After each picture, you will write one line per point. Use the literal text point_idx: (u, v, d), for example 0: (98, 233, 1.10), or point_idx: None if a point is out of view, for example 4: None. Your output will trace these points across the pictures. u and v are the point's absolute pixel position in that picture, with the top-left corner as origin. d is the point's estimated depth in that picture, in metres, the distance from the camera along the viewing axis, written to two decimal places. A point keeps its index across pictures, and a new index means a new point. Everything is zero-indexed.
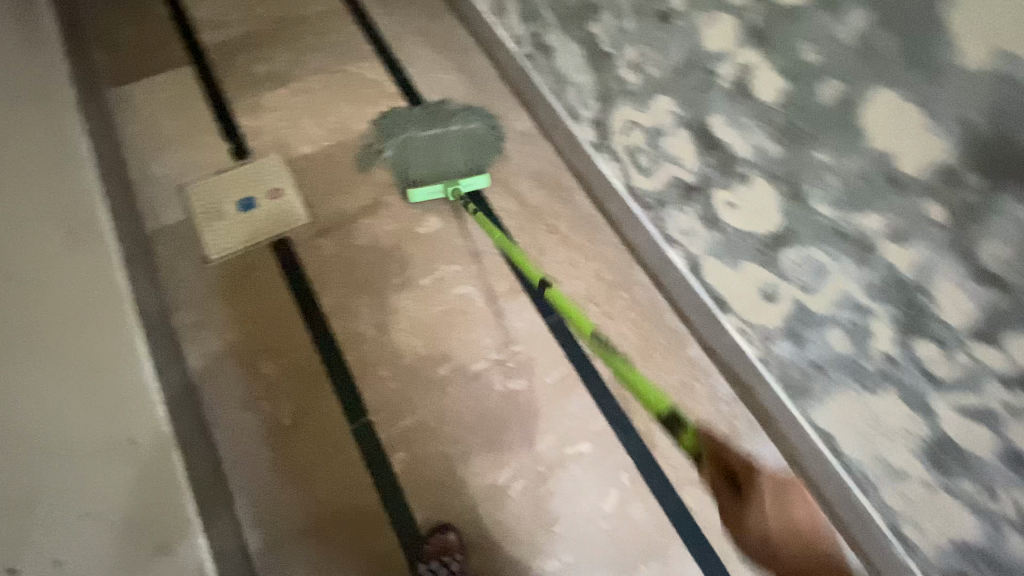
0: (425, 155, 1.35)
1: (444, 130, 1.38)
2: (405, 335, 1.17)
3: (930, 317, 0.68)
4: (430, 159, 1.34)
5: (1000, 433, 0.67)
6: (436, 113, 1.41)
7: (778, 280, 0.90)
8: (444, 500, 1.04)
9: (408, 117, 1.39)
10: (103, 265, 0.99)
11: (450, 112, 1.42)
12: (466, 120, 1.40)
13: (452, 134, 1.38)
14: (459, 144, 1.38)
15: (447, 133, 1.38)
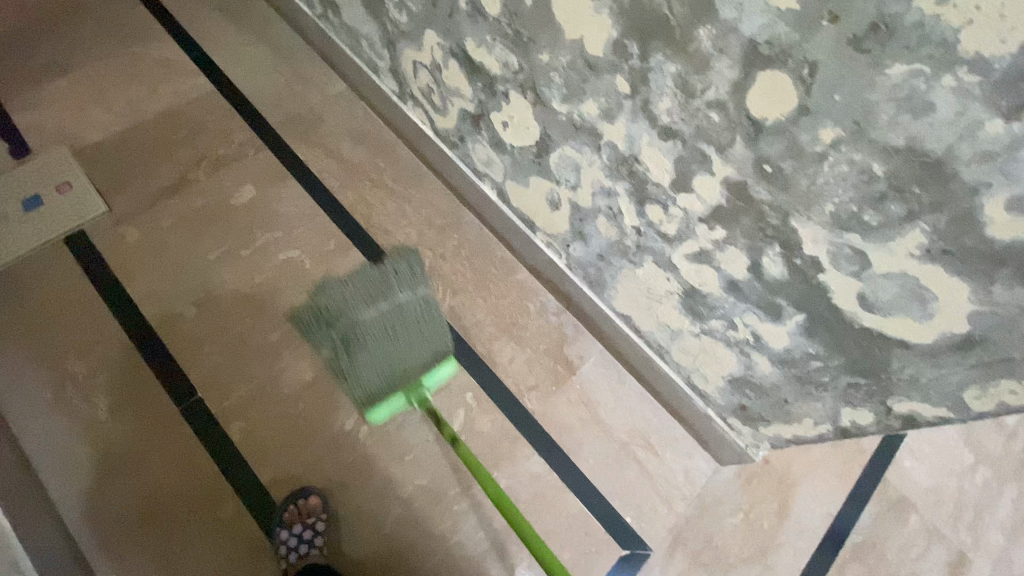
0: (382, 373, 1.06)
1: (391, 302, 1.13)
2: (230, 308, 1.14)
3: (649, 182, 0.79)
4: (380, 352, 1.07)
5: (717, 266, 0.79)
6: (378, 279, 1.16)
7: (554, 185, 0.99)
8: (290, 458, 1.03)
9: (339, 291, 1.14)
10: None
11: (396, 275, 1.16)
12: (412, 286, 1.16)
13: (403, 308, 1.13)
14: (417, 323, 1.11)
15: (396, 307, 1.12)
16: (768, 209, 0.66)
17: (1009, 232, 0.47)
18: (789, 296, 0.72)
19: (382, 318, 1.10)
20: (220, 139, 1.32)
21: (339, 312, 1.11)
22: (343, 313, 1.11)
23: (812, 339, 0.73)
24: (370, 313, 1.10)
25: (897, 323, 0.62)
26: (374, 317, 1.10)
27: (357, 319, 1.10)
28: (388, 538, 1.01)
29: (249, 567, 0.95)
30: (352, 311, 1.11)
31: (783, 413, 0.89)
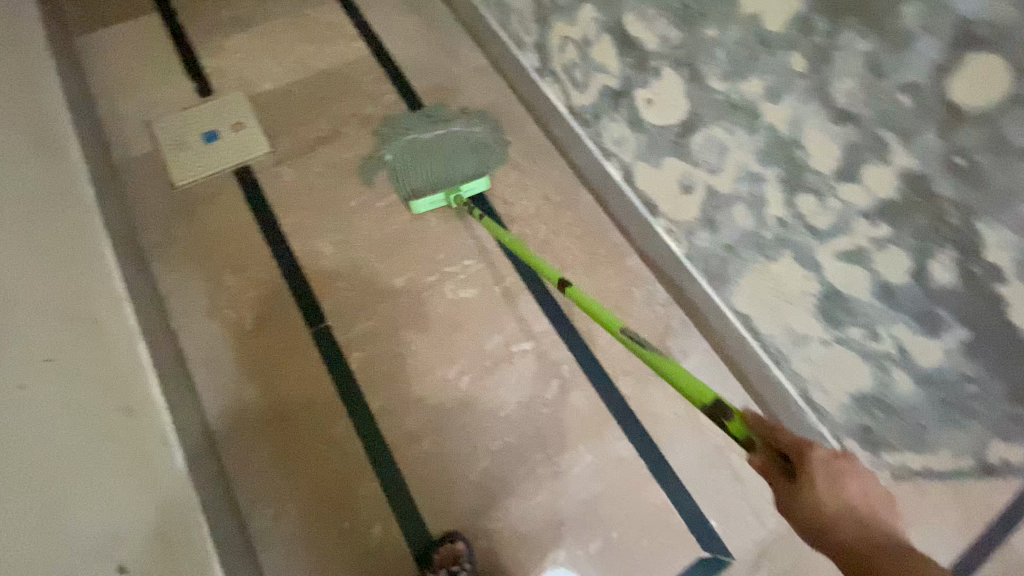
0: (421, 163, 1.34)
1: (446, 132, 1.37)
2: (360, 250, 1.24)
3: (807, 169, 0.76)
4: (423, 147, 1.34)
5: (871, 268, 0.74)
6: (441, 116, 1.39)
7: (692, 168, 0.98)
8: (396, 394, 1.11)
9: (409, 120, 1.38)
10: (84, 215, 1.08)
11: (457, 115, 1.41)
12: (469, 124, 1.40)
13: (452, 137, 1.37)
14: (460, 147, 1.36)
15: (448, 136, 1.37)
16: (949, 207, 0.61)
17: None
18: (952, 308, 0.67)
19: (434, 139, 1.36)
20: (370, 98, 1.43)
21: (405, 132, 1.36)
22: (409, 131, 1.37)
23: (972, 360, 0.68)
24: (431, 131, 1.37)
25: None
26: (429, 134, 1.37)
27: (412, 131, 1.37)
28: (475, 486, 1.05)
29: (349, 484, 1.03)
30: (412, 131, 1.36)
31: (916, 440, 0.82)
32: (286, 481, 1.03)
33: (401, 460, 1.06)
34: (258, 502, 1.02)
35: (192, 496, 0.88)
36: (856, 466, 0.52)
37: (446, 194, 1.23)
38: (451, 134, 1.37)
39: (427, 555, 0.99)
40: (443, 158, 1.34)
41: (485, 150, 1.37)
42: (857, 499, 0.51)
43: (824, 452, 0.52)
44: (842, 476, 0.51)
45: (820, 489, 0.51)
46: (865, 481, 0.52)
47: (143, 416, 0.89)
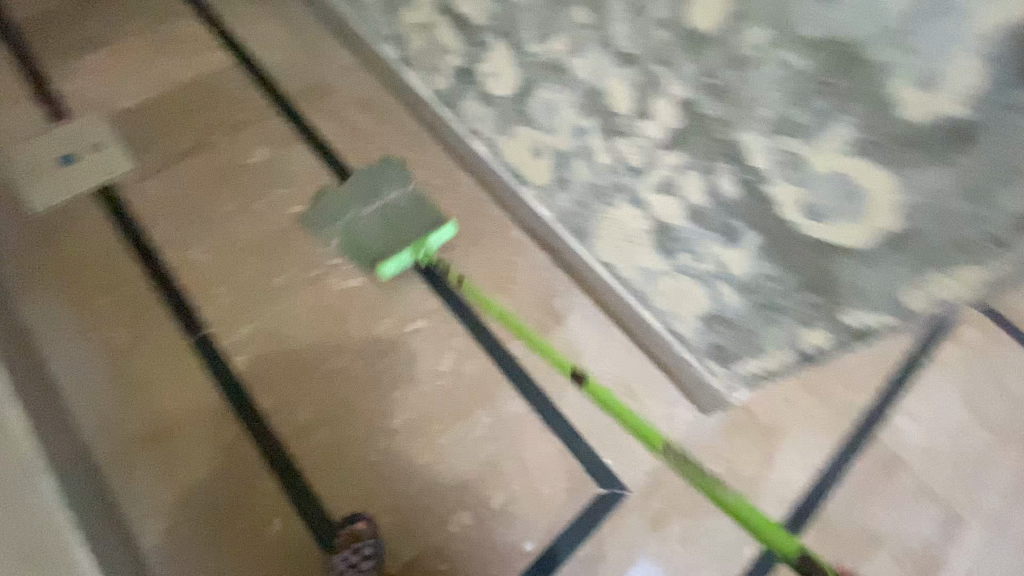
0: (378, 233, 1.21)
1: (383, 202, 1.23)
2: (239, 255, 1.23)
3: (614, 114, 0.83)
4: (377, 232, 1.21)
5: (681, 195, 0.82)
6: (366, 183, 1.25)
7: (537, 132, 1.04)
8: (287, 390, 1.11)
9: (338, 199, 1.24)
10: None
11: (381, 172, 1.27)
12: (399, 182, 1.25)
13: (394, 207, 1.24)
14: (408, 209, 1.22)
15: (386, 205, 1.23)
16: (715, 124, 0.69)
17: (920, 111, 0.50)
18: (742, 217, 0.75)
19: (376, 213, 1.22)
20: (238, 107, 1.42)
21: (340, 210, 1.22)
22: (344, 215, 1.22)
23: (767, 260, 0.76)
24: (369, 210, 1.22)
25: (840, 228, 0.63)
26: (369, 215, 1.22)
27: (346, 214, 1.22)
28: (375, 466, 1.06)
29: (245, 483, 1.02)
30: (347, 208, 1.22)
31: (751, 347, 0.90)
32: (177, 493, 1.01)
33: (297, 453, 1.06)
34: (150, 518, 0.99)
35: (60, 515, 0.83)
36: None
37: (413, 252, 1.18)
38: (389, 205, 1.24)
39: (330, 539, 1.00)
40: (398, 231, 1.21)
41: (422, 207, 1.23)
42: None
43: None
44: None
45: None
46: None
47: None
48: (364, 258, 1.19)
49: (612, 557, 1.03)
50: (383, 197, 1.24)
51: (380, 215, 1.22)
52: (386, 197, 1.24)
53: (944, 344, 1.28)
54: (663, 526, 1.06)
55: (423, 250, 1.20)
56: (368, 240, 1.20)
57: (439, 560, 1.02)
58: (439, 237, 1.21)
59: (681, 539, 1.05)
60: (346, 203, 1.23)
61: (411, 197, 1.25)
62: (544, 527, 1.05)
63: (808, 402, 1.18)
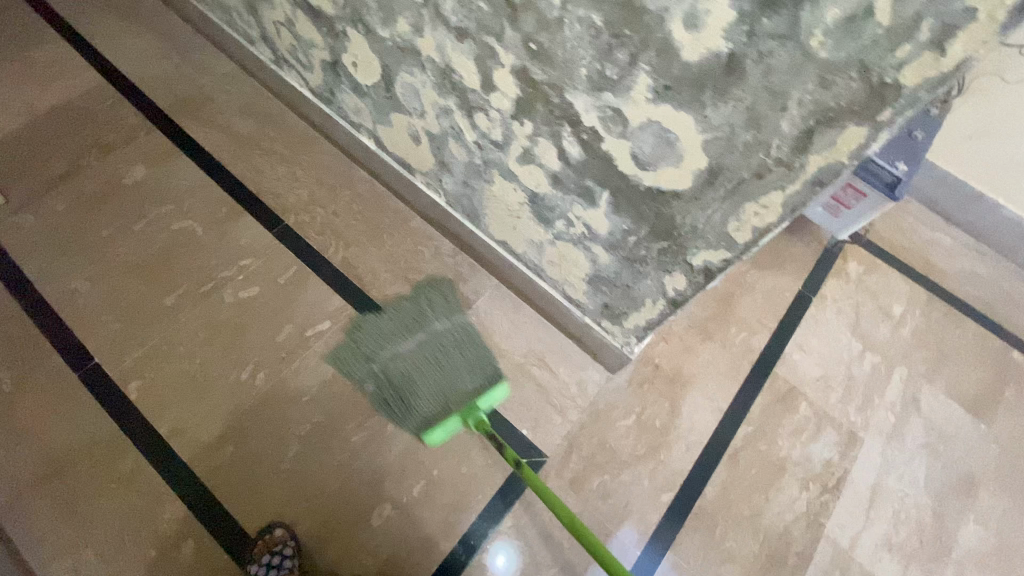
0: (421, 370, 1.09)
1: (428, 332, 1.14)
2: (123, 280, 1.17)
3: (466, 90, 0.84)
4: (414, 374, 1.08)
5: (539, 163, 0.84)
6: (416, 312, 1.17)
7: (409, 118, 1.04)
8: (188, 410, 1.07)
9: (380, 329, 1.14)
10: None
11: (428, 305, 1.18)
12: (446, 315, 1.18)
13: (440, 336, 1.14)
14: (458, 353, 1.12)
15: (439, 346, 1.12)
16: (548, 88, 0.71)
17: (694, 52, 0.53)
18: (592, 176, 0.77)
19: (424, 349, 1.12)
20: (110, 126, 1.36)
21: (378, 346, 1.13)
22: (383, 349, 1.12)
23: (621, 215, 0.79)
24: (409, 344, 1.12)
25: (667, 173, 0.66)
26: (408, 351, 1.11)
27: (386, 346, 1.12)
28: (289, 473, 1.04)
29: (151, 510, 0.99)
30: (388, 342, 1.13)
31: (632, 302, 0.94)
32: (76, 533, 0.96)
33: (204, 473, 1.03)
34: (47, 564, 0.94)
35: None
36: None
37: (463, 420, 1.02)
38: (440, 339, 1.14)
39: (248, 553, 0.98)
40: (453, 385, 1.09)
41: (481, 342, 1.15)
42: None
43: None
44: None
45: None
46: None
47: None
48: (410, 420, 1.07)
49: (536, 523, 1.05)
50: (428, 329, 1.14)
51: (427, 351, 1.11)
52: (433, 341, 1.13)
53: (829, 279, 1.37)
54: (582, 486, 1.09)
55: (474, 415, 1.03)
56: (406, 382, 1.08)
57: (364, 556, 1.01)
58: (489, 398, 1.06)
59: (601, 496, 1.09)
60: (388, 337, 1.14)
61: (461, 329, 1.16)
62: (467, 506, 1.06)
63: (710, 350, 1.24)
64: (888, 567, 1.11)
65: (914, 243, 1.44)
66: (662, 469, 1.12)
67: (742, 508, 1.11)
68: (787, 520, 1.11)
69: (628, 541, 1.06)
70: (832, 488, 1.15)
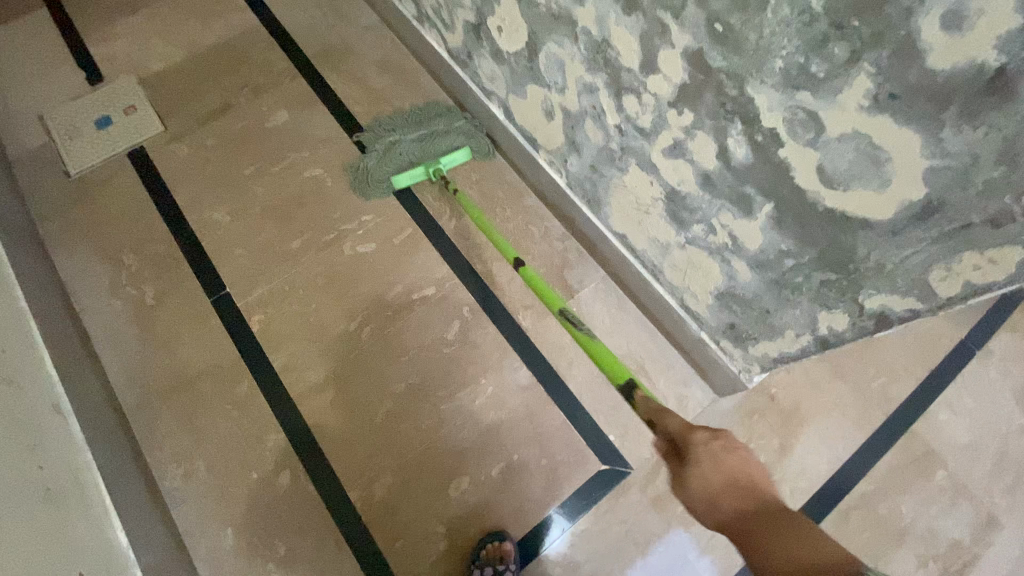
0: (414, 150, 1.25)
1: (430, 129, 1.27)
2: (258, 218, 1.25)
3: (622, 69, 0.76)
4: (406, 152, 1.25)
5: (690, 159, 0.75)
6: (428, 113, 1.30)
7: (546, 91, 0.98)
8: (297, 349, 1.13)
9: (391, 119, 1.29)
10: None
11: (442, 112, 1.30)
12: (452, 119, 1.29)
13: (439, 133, 1.27)
14: (446, 141, 1.26)
15: (432, 131, 1.27)
16: (725, 78, 0.62)
17: (945, 58, 0.42)
18: (756, 183, 0.67)
19: (420, 136, 1.26)
20: (262, 69, 1.43)
21: (384, 131, 1.27)
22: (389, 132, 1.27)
23: (782, 233, 0.68)
24: (411, 131, 1.26)
25: (860, 196, 0.55)
26: (409, 136, 1.26)
27: (391, 131, 1.26)
28: (379, 428, 1.08)
29: (256, 436, 1.07)
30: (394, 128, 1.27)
31: (767, 327, 0.83)
32: (193, 442, 1.07)
33: (305, 410, 1.09)
34: (168, 464, 1.05)
35: (88, 454, 0.94)
36: (739, 451, 0.60)
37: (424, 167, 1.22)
38: (435, 131, 1.27)
39: (334, 494, 1.03)
40: (428, 146, 1.25)
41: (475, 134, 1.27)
42: (742, 476, 0.58)
43: (706, 437, 0.63)
44: (716, 450, 0.61)
45: (703, 466, 0.60)
46: (746, 460, 0.59)
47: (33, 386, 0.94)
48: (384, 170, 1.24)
49: (610, 532, 1.01)
50: (431, 126, 1.27)
51: (421, 135, 1.27)
52: (433, 128, 1.27)
53: (998, 333, 1.16)
54: (666, 506, 1.02)
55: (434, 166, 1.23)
56: (395, 154, 1.25)
57: (437, 524, 1.02)
58: (450, 159, 1.25)
59: (684, 522, 1.01)
60: (395, 127, 1.28)
61: (458, 129, 1.27)
62: (542, 499, 1.04)
63: (837, 389, 1.09)
64: None
65: None
66: None
67: None
68: None
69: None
70: (957, 572, 1.00)
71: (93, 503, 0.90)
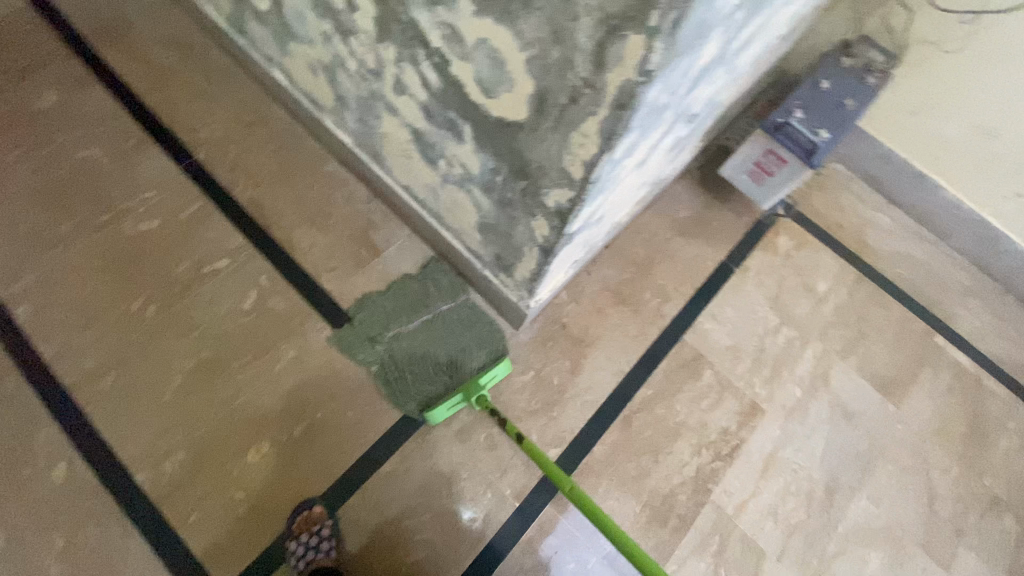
0: (428, 367, 1.11)
1: (434, 315, 1.16)
2: (22, 204, 1.15)
3: (338, 12, 0.80)
4: (424, 359, 1.11)
5: (410, 94, 0.80)
6: (422, 291, 1.17)
7: (304, 47, 0.99)
8: (72, 336, 1.06)
9: (382, 308, 1.15)
10: None
11: (434, 287, 1.18)
12: (452, 297, 1.18)
13: (446, 319, 1.16)
14: (459, 330, 1.15)
15: (440, 320, 1.15)
16: (396, 5, 0.67)
17: None
18: (452, 107, 0.73)
19: (426, 326, 1.14)
20: (24, 47, 1.30)
21: (381, 327, 1.13)
22: (389, 328, 1.14)
23: (485, 151, 0.75)
24: (415, 327, 1.14)
25: (506, 100, 0.63)
26: (414, 332, 1.14)
27: (395, 326, 1.14)
28: (169, 405, 1.03)
29: (22, 431, 0.98)
30: (392, 321, 1.14)
31: (515, 249, 0.91)
32: None
33: (83, 398, 1.02)
34: None
35: None
36: None
37: (464, 395, 1.05)
38: (443, 316, 1.16)
39: (119, 478, 0.98)
40: (435, 337, 1.14)
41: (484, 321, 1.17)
42: None
43: None
44: None
45: None
46: None
47: None
48: (414, 396, 1.09)
49: (416, 469, 1.05)
50: (435, 313, 1.16)
51: (427, 328, 1.14)
52: (442, 325, 1.15)
53: (755, 251, 1.33)
54: (469, 436, 1.08)
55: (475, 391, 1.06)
56: (408, 361, 1.11)
57: (235, 491, 1.00)
58: (490, 377, 1.07)
59: (486, 448, 1.08)
60: (393, 320, 1.15)
61: (465, 310, 1.17)
62: (349, 449, 1.05)
63: (621, 314, 1.22)
64: (771, 535, 1.11)
65: (849, 220, 1.40)
66: (553, 426, 1.11)
67: (629, 468, 1.10)
68: (672, 483, 1.11)
69: (508, 494, 1.06)
70: (725, 456, 1.14)
71: None
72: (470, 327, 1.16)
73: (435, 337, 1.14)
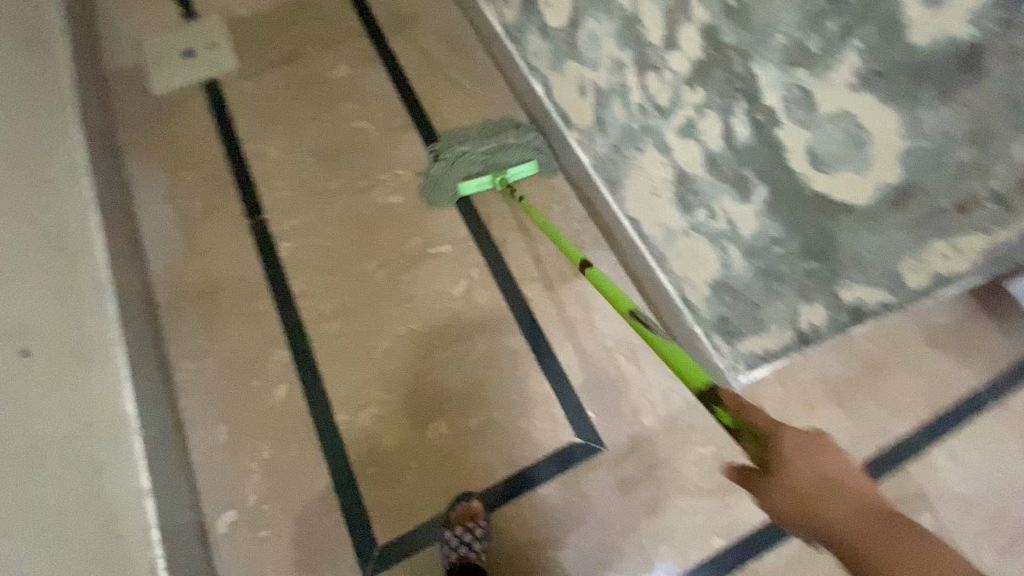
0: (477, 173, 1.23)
1: (501, 141, 1.25)
2: (303, 158, 1.35)
3: (648, 46, 0.79)
4: (475, 166, 1.23)
5: (699, 139, 0.76)
6: (501, 125, 1.28)
7: (583, 68, 1.01)
8: (315, 280, 1.22)
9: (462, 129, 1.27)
10: (62, 110, 1.23)
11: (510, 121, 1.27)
12: (522, 131, 1.26)
13: (510, 146, 1.25)
14: (517, 156, 1.24)
15: (504, 144, 1.25)
16: (735, 55, 0.64)
17: (925, 34, 0.49)
18: (754, 166, 0.69)
19: (490, 148, 1.25)
20: (334, 24, 1.52)
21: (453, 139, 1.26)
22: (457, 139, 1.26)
23: (775, 220, 0.72)
24: (478, 143, 1.25)
25: (843, 180, 0.62)
26: (477, 148, 1.25)
27: (463, 141, 1.25)
28: (374, 363, 1.14)
29: (263, 349, 1.16)
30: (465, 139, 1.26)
31: (755, 322, 0.85)
32: (209, 344, 1.17)
33: (313, 335, 1.17)
34: (185, 358, 1.16)
35: (121, 374, 1.00)
36: None
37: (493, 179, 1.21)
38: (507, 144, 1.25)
39: (323, 415, 1.10)
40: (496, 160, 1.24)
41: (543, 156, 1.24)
42: None
43: None
44: None
45: None
46: None
47: (85, 294, 1.02)
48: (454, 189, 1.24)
49: (572, 503, 1.03)
50: (503, 141, 1.25)
51: (491, 149, 1.25)
52: (503, 147, 1.25)
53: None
54: (632, 489, 1.03)
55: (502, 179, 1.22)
56: (463, 167, 1.23)
57: (410, 461, 1.07)
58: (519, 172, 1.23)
59: (646, 508, 1.02)
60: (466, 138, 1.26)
61: (528, 142, 1.25)
62: (514, 458, 1.07)
63: (830, 414, 1.07)
64: None
65: None
66: (723, 511, 1.02)
67: None
68: None
69: (659, 565, 0.99)
70: None
71: (118, 426, 0.94)
72: (527, 156, 1.24)
73: (497, 158, 1.24)
